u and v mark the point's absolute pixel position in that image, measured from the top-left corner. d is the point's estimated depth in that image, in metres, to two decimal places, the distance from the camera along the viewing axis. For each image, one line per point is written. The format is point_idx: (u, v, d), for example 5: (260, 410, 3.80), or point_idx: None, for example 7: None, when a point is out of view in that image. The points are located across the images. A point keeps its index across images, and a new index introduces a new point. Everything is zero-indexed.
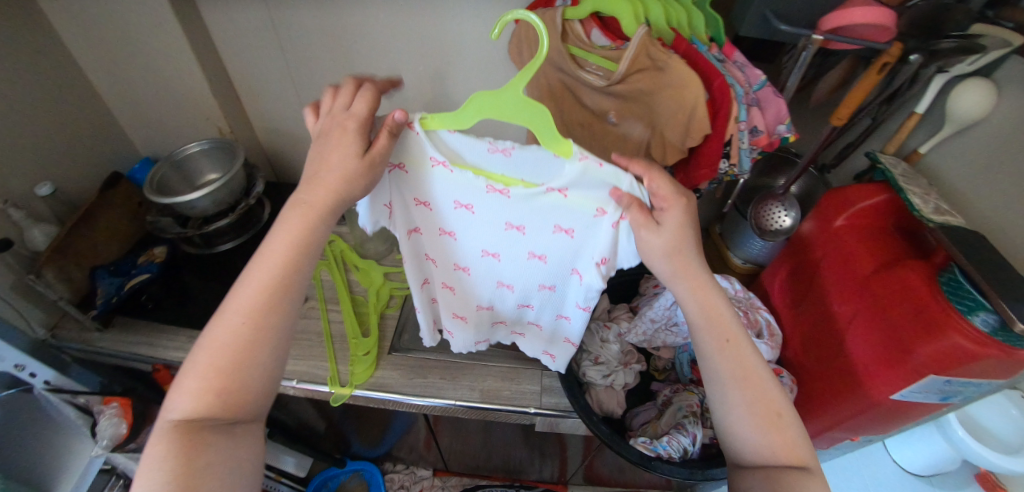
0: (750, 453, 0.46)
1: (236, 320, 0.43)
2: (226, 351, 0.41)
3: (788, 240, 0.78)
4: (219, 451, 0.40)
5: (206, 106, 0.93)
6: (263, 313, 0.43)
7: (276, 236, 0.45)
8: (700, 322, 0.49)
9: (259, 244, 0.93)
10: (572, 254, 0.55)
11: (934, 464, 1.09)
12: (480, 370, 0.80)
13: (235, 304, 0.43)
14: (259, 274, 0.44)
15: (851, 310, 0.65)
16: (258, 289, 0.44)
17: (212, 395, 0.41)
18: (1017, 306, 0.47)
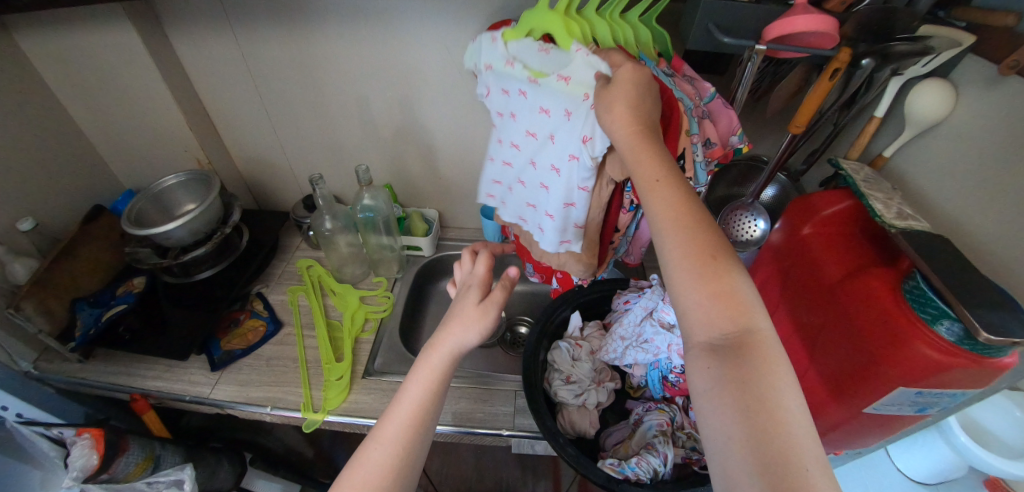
0: (692, 308, 0.41)
1: (379, 447, 0.48)
2: (368, 474, 0.47)
3: (761, 250, 0.77)
4: None
5: (183, 138, 0.96)
6: (396, 442, 0.49)
7: (420, 374, 0.53)
8: (645, 182, 0.47)
9: (236, 272, 0.94)
10: (568, 147, 0.61)
11: (937, 471, 1.03)
12: (452, 391, 0.80)
13: (384, 430, 0.49)
14: (404, 407, 0.51)
15: (820, 320, 0.63)
16: (405, 422, 0.50)
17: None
18: (979, 312, 0.44)
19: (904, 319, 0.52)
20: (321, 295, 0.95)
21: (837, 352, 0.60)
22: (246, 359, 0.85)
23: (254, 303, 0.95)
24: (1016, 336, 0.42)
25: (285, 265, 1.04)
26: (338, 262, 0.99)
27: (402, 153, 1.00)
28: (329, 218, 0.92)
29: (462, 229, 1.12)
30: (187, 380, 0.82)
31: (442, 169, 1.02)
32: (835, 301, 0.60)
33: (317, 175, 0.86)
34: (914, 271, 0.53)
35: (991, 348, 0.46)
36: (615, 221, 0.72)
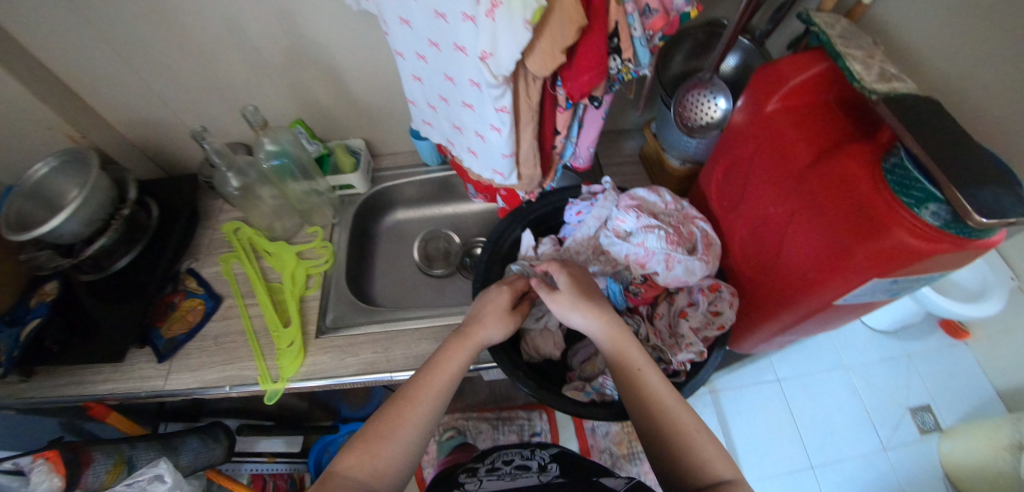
0: (676, 475, 0.47)
1: (412, 409, 0.52)
2: (396, 428, 0.50)
3: (722, 135, 0.66)
4: None
5: (37, 114, 0.75)
6: (427, 404, 0.53)
7: (457, 348, 0.58)
8: (627, 369, 0.54)
9: (158, 255, 0.85)
10: (469, 63, 0.52)
11: (899, 320, 1.14)
12: (411, 335, 0.75)
13: (422, 392, 0.53)
14: (441, 375, 0.55)
15: (787, 211, 0.55)
16: (439, 389, 0.54)
17: (367, 464, 0.48)
18: (975, 192, 0.36)
19: (883, 205, 0.44)
20: (255, 257, 0.87)
21: (806, 245, 0.53)
22: (192, 343, 0.81)
23: (187, 281, 0.88)
24: (1011, 216, 0.35)
25: (213, 232, 0.95)
26: (266, 220, 0.88)
27: (305, 81, 0.83)
28: (233, 175, 0.79)
29: (397, 156, 1.00)
30: (140, 376, 0.78)
31: (357, 93, 0.86)
32: (807, 192, 0.52)
33: (199, 126, 0.73)
34: (898, 145, 0.43)
35: (979, 230, 0.39)
36: (551, 124, 0.63)
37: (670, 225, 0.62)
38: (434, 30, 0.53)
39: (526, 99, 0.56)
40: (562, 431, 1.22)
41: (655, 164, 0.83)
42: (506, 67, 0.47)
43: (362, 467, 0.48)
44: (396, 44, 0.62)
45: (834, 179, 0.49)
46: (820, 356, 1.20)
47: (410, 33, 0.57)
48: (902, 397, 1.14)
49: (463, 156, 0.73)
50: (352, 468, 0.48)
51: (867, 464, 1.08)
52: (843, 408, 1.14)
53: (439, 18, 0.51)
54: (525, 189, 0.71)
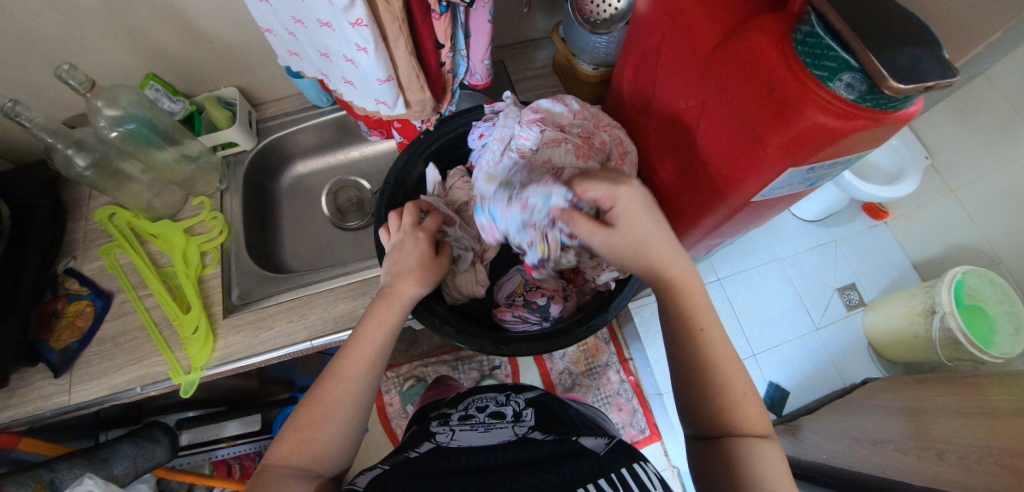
0: None
1: (346, 382, 0.47)
2: (329, 410, 0.45)
3: (627, 28, 0.59)
4: None
5: None
6: (358, 378, 0.47)
7: (385, 308, 0.51)
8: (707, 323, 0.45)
9: (21, 260, 0.71)
10: None
11: (827, 207, 1.20)
12: (327, 296, 0.70)
13: (352, 359, 0.48)
14: (369, 342, 0.49)
15: (700, 105, 0.50)
16: (370, 360, 0.48)
17: (306, 450, 0.43)
18: (888, 57, 0.32)
19: (793, 82, 0.39)
20: (140, 244, 0.74)
21: (719, 140, 0.49)
22: (90, 350, 0.72)
23: (67, 284, 0.76)
24: (929, 79, 0.31)
25: (85, 223, 0.81)
26: (143, 199, 0.75)
27: (137, 23, 0.66)
28: (75, 152, 0.66)
29: (282, 100, 0.87)
30: (37, 397, 0.69)
31: (211, 32, 0.71)
32: (717, 80, 0.46)
33: (9, 101, 0.59)
34: (808, 10, 0.38)
35: (895, 99, 0.35)
36: (429, 38, 0.54)
37: (579, 137, 0.57)
38: None
39: (387, 7, 0.47)
40: (520, 359, 1.25)
41: (568, 73, 0.76)
42: None
43: (302, 455, 0.43)
44: None
45: (742, 60, 0.43)
46: (758, 251, 1.25)
47: None
48: (830, 279, 1.23)
49: (343, 89, 0.64)
50: (296, 455, 0.43)
51: (801, 343, 1.17)
52: (779, 295, 1.21)
53: None
54: (419, 117, 0.64)
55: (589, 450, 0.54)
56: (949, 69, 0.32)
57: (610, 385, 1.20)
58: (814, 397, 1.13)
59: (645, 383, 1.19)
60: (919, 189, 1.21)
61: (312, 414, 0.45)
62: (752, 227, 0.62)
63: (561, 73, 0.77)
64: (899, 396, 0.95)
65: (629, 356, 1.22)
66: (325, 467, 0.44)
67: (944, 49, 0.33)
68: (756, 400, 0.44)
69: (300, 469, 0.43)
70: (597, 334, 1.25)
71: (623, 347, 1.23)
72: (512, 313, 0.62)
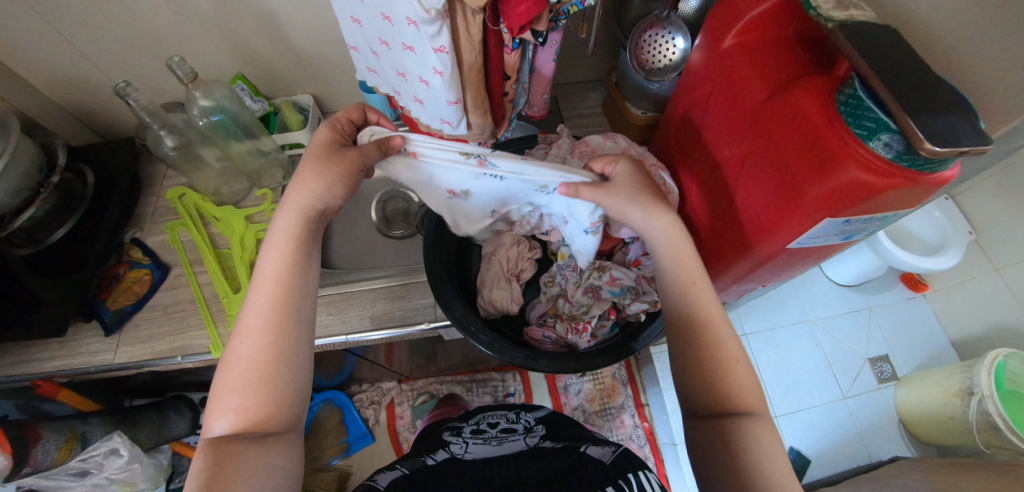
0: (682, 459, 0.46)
1: (248, 338, 0.44)
2: (248, 359, 0.43)
3: (680, 78, 0.63)
4: (248, 458, 0.40)
5: None
6: (269, 318, 0.45)
7: (273, 248, 0.47)
8: (687, 279, 0.49)
9: (98, 224, 0.79)
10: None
11: (862, 273, 1.19)
12: (367, 295, 0.73)
13: (251, 314, 0.45)
14: (265, 287, 0.46)
15: (743, 153, 0.53)
16: (266, 307, 0.45)
17: (241, 411, 0.42)
18: (926, 120, 0.34)
19: (836, 140, 0.41)
20: (203, 224, 0.81)
21: (760, 187, 0.51)
22: (141, 314, 0.77)
23: (131, 252, 0.82)
24: (965, 145, 0.34)
25: (157, 199, 0.88)
26: (213, 184, 0.83)
27: (240, 30, 0.75)
28: (166, 133, 0.74)
29: (349, 112, 0.94)
30: (85, 352, 0.74)
31: (299, 44, 0.79)
32: (761, 133, 0.49)
33: (123, 82, 0.66)
34: (852, 75, 0.41)
35: (932, 161, 0.37)
36: (499, 70, 0.60)
37: None
38: None
39: (468, 38, 0.54)
40: (535, 389, 1.24)
41: (618, 115, 0.80)
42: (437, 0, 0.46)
43: (241, 416, 0.42)
44: None
45: (787, 116, 0.46)
46: (787, 310, 1.23)
47: None
48: (862, 348, 1.19)
49: (412, 108, 0.70)
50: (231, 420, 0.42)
51: (826, 411, 1.13)
52: (807, 358, 1.18)
53: None
54: (477, 139, 0.69)
55: (595, 458, 0.57)
56: (984, 137, 0.34)
57: (623, 428, 1.17)
58: (837, 469, 1.08)
59: (660, 431, 1.16)
60: (962, 265, 1.18)
61: (239, 369, 0.43)
62: (784, 278, 0.63)
63: (612, 115, 0.81)
64: (929, 479, 0.90)
65: (645, 402, 1.20)
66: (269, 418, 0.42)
67: (982, 120, 0.36)
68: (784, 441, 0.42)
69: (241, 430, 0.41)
70: (614, 374, 1.24)
71: (640, 391, 1.22)
72: (544, 332, 0.64)
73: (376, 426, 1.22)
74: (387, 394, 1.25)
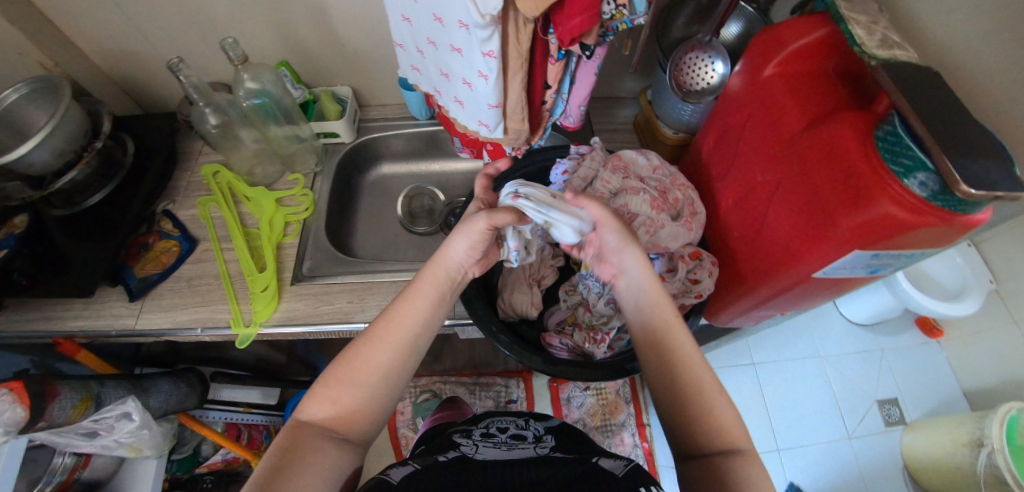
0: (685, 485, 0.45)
1: (374, 358, 0.48)
2: (365, 369, 0.47)
3: (717, 101, 0.64)
4: (322, 457, 0.43)
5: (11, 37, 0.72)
6: (393, 342, 0.49)
7: (425, 281, 0.53)
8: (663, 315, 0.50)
9: (133, 192, 0.82)
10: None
11: (877, 313, 1.18)
12: (388, 286, 0.74)
13: (388, 333, 0.49)
14: (407, 309, 0.51)
15: (775, 180, 0.53)
16: (401, 334, 0.50)
17: (332, 410, 0.46)
18: (964, 161, 0.35)
19: (871, 174, 0.42)
20: (234, 202, 0.84)
21: (789, 214, 0.52)
22: (165, 283, 0.79)
23: (162, 223, 0.84)
24: (1000, 190, 0.34)
25: (191, 174, 0.91)
26: (247, 165, 0.85)
27: (290, 18, 0.78)
28: (210, 111, 0.76)
29: (384, 106, 0.96)
30: (109, 315, 0.76)
31: (345, 36, 0.81)
32: (796, 162, 0.50)
33: (176, 57, 0.69)
34: (892, 113, 0.42)
35: (966, 203, 0.37)
36: (542, 78, 0.62)
37: (655, 189, 0.62)
38: None
39: (516, 44, 0.55)
40: (538, 398, 1.24)
41: (649, 133, 0.82)
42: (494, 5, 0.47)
43: (330, 414, 0.46)
44: None
45: (823, 147, 0.47)
46: (798, 343, 1.23)
47: None
48: (871, 389, 1.18)
49: (451, 108, 0.72)
50: (324, 415, 0.45)
51: (830, 449, 1.11)
52: (815, 394, 1.17)
53: None
54: (512, 144, 0.70)
55: (608, 470, 0.56)
56: (1020, 184, 0.35)
57: (623, 446, 1.16)
58: None
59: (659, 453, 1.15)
60: (981, 314, 1.16)
61: (351, 374, 0.47)
62: (804, 307, 0.63)
63: (643, 133, 0.82)
64: None
65: (647, 421, 1.19)
66: (351, 433, 0.46)
67: (1018, 167, 0.36)
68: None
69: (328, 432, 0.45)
70: (618, 391, 1.23)
71: (642, 411, 1.21)
72: (560, 339, 0.64)
73: None
74: None
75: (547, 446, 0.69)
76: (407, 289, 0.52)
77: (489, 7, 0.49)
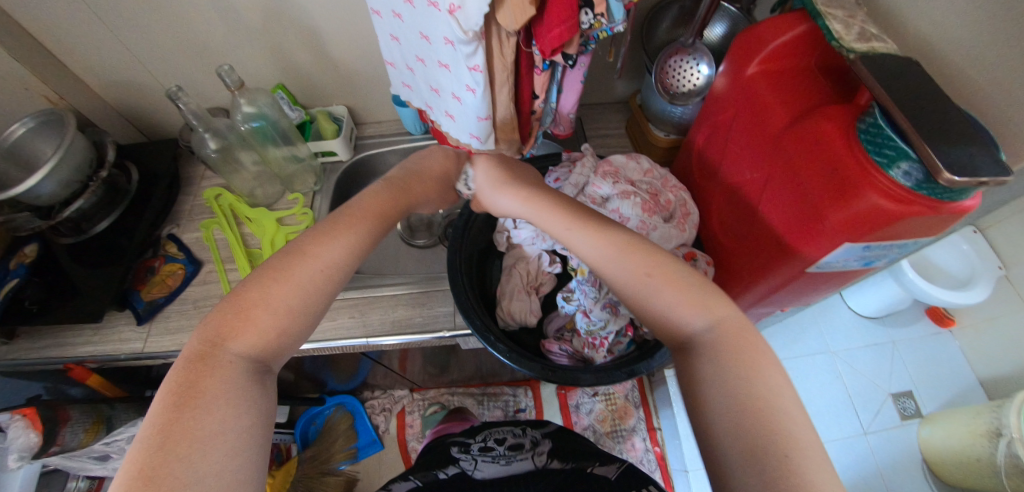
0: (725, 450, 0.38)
1: (282, 285, 0.46)
2: (287, 295, 0.46)
3: (704, 102, 0.65)
4: (217, 399, 0.39)
5: (16, 74, 0.74)
6: (311, 276, 0.47)
7: (354, 230, 0.53)
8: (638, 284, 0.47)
9: (137, 217, 0.84)
10: (443, 15, 0.53)
11: (887, 305, 1.16)
12: (388, 301, 0.75)
13: (306, 265, 0.48)
14: (329, 250, 0.50)
15: (763, 178, 0.54)
16: (323, 272, 0.48)
17: (248, 336, 0.43)
18: (945, 150, 0.35)
19: (856, 167, 0.42)
20: (236, 224, 0.86)
21: (779, 210, 0.52)
22: (172, 306, 0.80)
23: (167, 246, 0.86)
24: (983, 175, 0.34)
25: (194, 198, 0.92)
26: (248, 186, 0.87)
27: (284, 42, 0.80)
28: (210, 136, 0.78)
29: (380, 123, 0.98)
30: (118, 339, 0.78)
31: (337, 56, 0.83)
32: (782, 158, 0.51)
33: (176, 86, 0.71)
34: (873, 105, 0.42)
35: (952, 190, 0.37)
36: (529, 88, 0.63)
37: (647, 192, 0.62)
38: None
39: (501, 57, 0.56)
40: (547, 406, 1.23)
41: (642, 138, 0.82)
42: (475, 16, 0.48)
43: (243, 340, 0.43)
44: None
45: (808, 142, 0.47)
46: (806, 339, 1.21)
47: None
48: (885, 383, 1.16)
49: (442, 122, 0.73)
50: (233, 342, 0.43)
51: (846, 446, 1.09)
52: (826, 391, 1.15)
53: None
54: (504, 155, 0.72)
55: (602, 476, 0.63)
56: (1003, 169, 0.35)
57: (634, 451, 1.15)
58: None
59: (671, 457, 1.14)
60: (991, 302, 1.15)
61: (268, 302, 0.45)
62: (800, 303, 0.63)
63: (636, 140, 0.83)
64: None
65: (657, 426, 1.18)
66: (265, 357, 0.44)
67: (1001, 151, 0.36)
68: (773, 370, 0.40)
69: (239, 355, 0.42)
70: (627, 395, 1.23)
71: (652, 414, 1.20)
72: (560, 345, 0.65)
73: (385, 433, 1.24)
74: (398, 402, 1.27)
75: (543, 457, 0.70)
76: (339, 230, 0.52)
77: (471, 21, 0.50)
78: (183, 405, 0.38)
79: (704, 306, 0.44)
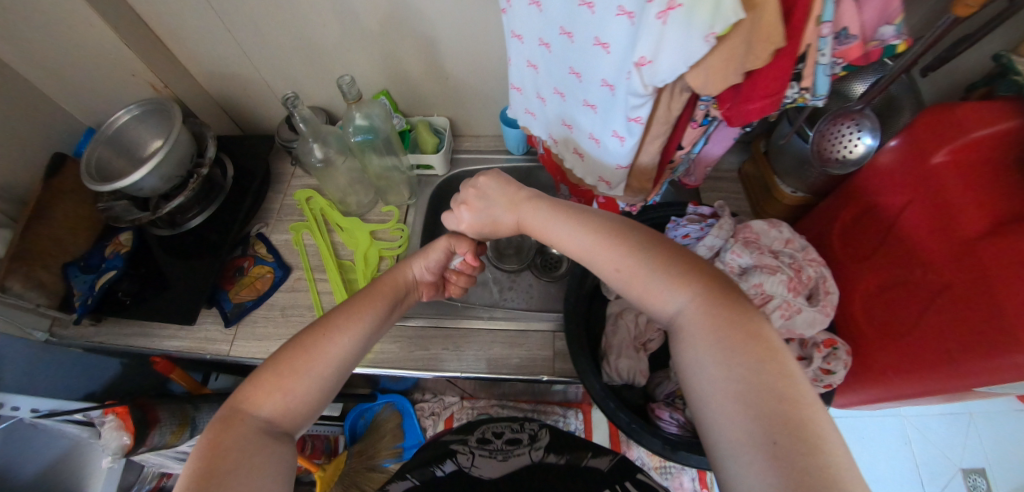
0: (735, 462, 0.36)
1: (311, 354, 0.48)
2: (307, 362, 0.47)
3: (862, 173, 0.60)
4: (240, 455, 0.41)
5: (127, 59, 0.72)
6: (329, 341, 0.49)
7: (368, 298, 0.54)
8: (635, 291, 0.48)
9: (230, 215, 0.81)
10: (619, 61, 0.49)
11: None
12: (485, 336, 0.74)
13: (320, 329, 0.50)
14: (342, 317, 0.52)
15: (944, 281, 0.49)
16: (336, 340, 0.50)
17: (276, 401, 0.46)
18: None
19: None
20: (328, 231, 0.85)
21: (957, 318, 0.48)
22: (259, 311, 0.78)
23: (256, 246, 0.84)
24: None
25: (283, 197, 0.90)
26: (340, 192, 0.86)
27: (399, 50, 0.76)
28: (318, 145, 0.76)
29: (478, 138, 0.94)
30: (204, 338, 0.76)
31: (451, 69, 0.79)
32: (975, 269, 0.46)
33: (293, 93, 0.68)
34: None
35: None
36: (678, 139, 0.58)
37: (790, 267, 0.58)
38: (587, 10, 0.48)
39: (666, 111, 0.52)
40: (596, 432, 1.23)
41: (762, 192, 0.78)
42: (667, 74, 0.44)
43: (269, 402, 0.45)
44: (518, 20, 0.58)
45: (1012, 258, 0.43)
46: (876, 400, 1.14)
47: (548, 16, 0.53)
48: (956, 456, 1.09)
49: (566, 154, 0.70)
50: (256, 405, 0.45)
51: None
52: (892, 458, 1.09)
53: (584, 7, 0.48)
54: (629, 200, 0.69)
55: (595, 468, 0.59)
56: None
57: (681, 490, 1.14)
58: None
59: None
60: None
61: (289, 364, 0.47)
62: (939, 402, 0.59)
63: (756, 193, 0.79)
64: None
65: None
66: (287, 424, 0.46)
67: None
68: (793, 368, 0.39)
69: (259, 416, 0.45)
70: None
71: None
72: (670, 412, 0.62)
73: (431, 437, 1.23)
74: (447, 408, 1.25)
75: (540, 450, 0.64)
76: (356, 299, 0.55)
77: (657, 77, 0.46)
78: (213, 460, 0.41)
79: (673, 287, 0.46)
